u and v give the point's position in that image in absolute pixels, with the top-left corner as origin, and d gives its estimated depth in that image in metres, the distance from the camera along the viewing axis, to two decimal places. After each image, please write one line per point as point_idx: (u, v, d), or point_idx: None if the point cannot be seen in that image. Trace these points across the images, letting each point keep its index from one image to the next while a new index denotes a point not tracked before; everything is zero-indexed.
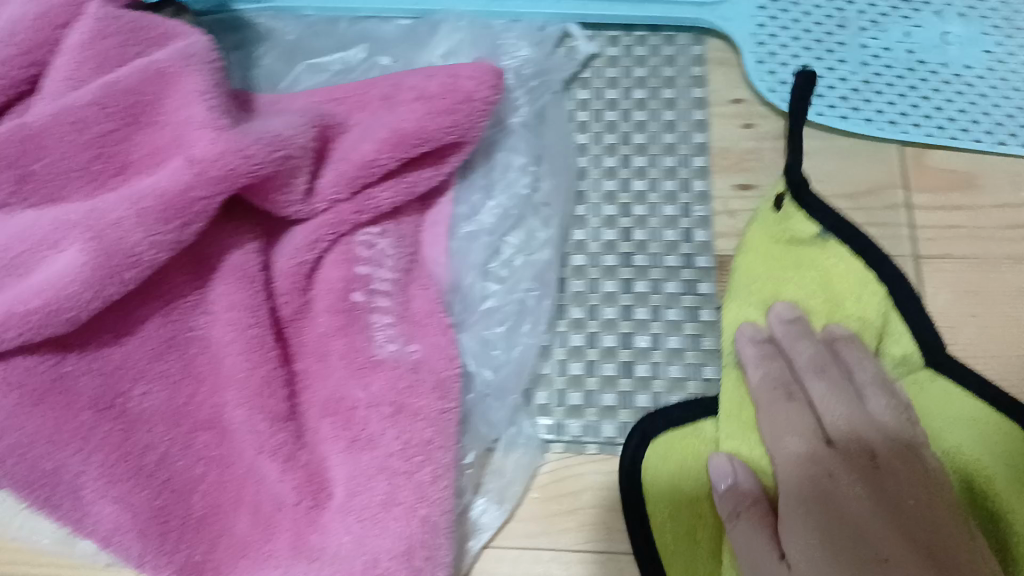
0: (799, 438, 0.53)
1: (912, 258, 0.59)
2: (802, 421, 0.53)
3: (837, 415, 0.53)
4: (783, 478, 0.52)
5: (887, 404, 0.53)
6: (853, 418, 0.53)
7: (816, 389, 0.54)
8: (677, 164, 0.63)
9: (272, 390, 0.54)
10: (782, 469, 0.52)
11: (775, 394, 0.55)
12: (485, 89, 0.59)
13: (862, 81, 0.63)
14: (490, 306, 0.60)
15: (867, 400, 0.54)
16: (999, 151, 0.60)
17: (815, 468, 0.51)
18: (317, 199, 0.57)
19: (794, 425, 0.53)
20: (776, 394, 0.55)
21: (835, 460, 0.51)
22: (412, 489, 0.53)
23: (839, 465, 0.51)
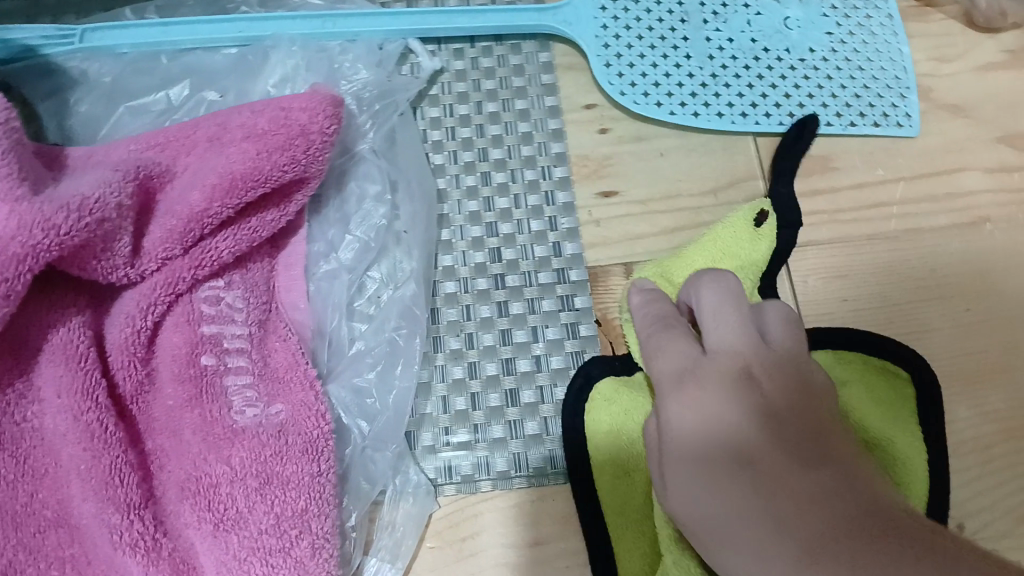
0: (682, 374, 0.48)
1: (780, 248, 0.64)
2: (682, 349, 0.50)
3: (720, 330, 0.49)
4: (662, 398, 0.49)
5: (786, 329, 0.49)
6: (737, 337, 0.48)
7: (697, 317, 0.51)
8: (537, 177, 0.65)
9: (121, 476, 0.48)
10: (663, 385, 0.49)
11: (659, 326, 0.53)
12: (322, 119, 0.56)
13: (709, 75, 0.68)
14: (359, 350, 0.58)
15: (766, 331, 0.49)
16: (824, 131, 0.67)
17: (702, 395, 0.46)
18: (146, 258, 0.53)
19: (674, 357, 0.50)
20: (657, 331, 0.52)
21: (717, 388, 0.46)
22: (292, 567, 0.48)
23: (750, 432, 0.44)
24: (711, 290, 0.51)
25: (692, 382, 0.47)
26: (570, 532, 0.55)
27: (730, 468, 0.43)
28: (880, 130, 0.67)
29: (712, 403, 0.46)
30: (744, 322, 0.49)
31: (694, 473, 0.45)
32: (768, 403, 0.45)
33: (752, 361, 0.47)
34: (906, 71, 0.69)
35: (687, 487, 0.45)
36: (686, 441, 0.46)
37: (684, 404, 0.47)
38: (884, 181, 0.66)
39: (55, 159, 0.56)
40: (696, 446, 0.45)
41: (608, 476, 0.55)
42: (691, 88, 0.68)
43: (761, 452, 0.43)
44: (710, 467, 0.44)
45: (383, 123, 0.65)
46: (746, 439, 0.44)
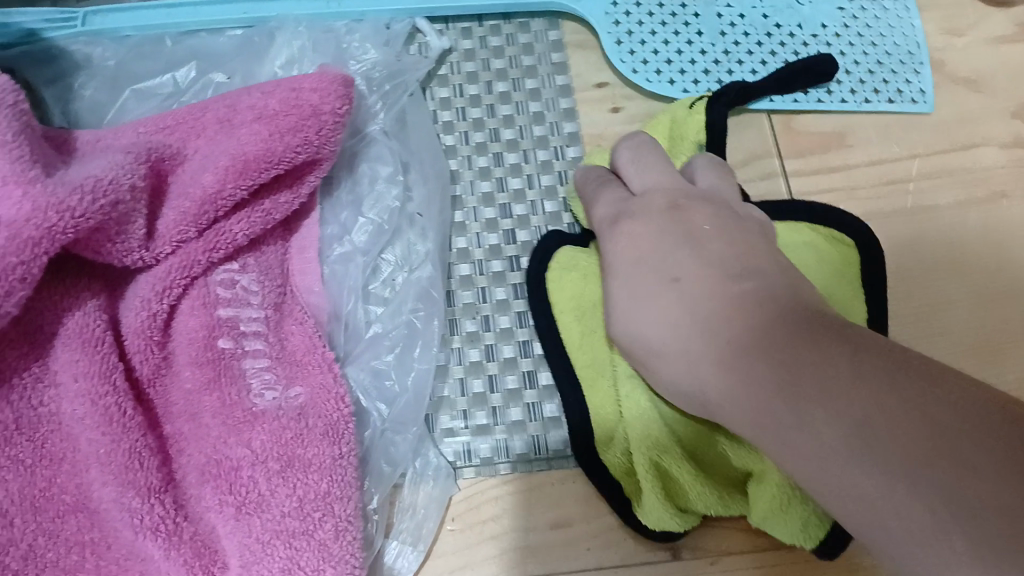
0: (615, 221, 0.53)
1: None
2: (617, 199, 0.54)
3: (644, 176, 0.54)
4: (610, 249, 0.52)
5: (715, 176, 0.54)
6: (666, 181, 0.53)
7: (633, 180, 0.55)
8: (550, 157, 0.65)
9: (141, 460, 0.48)
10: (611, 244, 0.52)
11: (602, 195, 0.55)
12: (334, 99, 0.55)
13: (722, 51, 0.68)
14: (376, 333, 0.57)
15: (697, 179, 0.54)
16: (838, 108, 0.66)
17: (648, 239, 0.49)
18: (160, 242, 0.52)
19: (609, 202, 0.54)
20: (598, 194, 0.56)
21: (649, 218, 0.50)
22: (316, 550, 0.47)
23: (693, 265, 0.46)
24: (635, 147, 0.56)
25: (627, 220, 0.52)
26: (592, 514, 0.54)
27: (669, 291, 0.46)
28: (894, 107, 0.66)
29: (655, 250, 0.49)
30: (666, 173, 0.54)
31: (640, 304, 0.48)
32: (696, 226, 0.49)
33: (675, 196, 0.52)
34: (919, 47, 0.68)
35: (635, 311, 0.48)
36: (628, 272, 0.49)
37: (624, 239, 0.51)
38: (900, 158, 0.65)
39: (63, 142, 0.55)
40: (685, 336, 0.45)
41: (568, 320, 0.57)
42: (703, 65, 0.67)
43: (700, 277, 0.46)
44: (652, 293, 0.47)
45: (393, 104, 0.64)
46: (679, 261, 0.47)
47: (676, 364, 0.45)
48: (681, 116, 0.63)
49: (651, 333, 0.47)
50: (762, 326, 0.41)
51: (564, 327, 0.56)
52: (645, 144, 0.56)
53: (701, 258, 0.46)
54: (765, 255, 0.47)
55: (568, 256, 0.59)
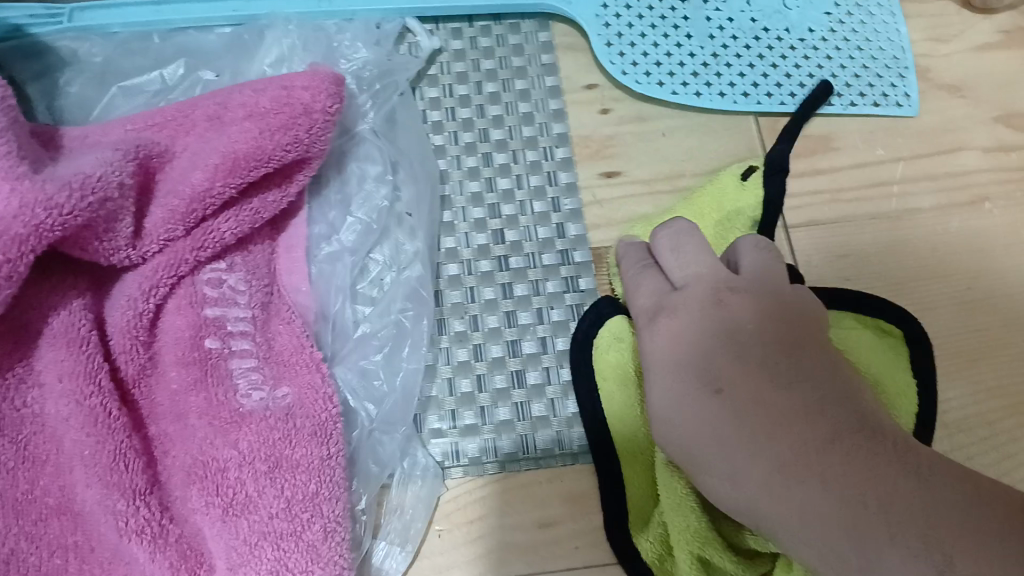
0: (653, 311, 0.52)
1: (782, 228, 0.64)
2: (655, 285, 0.53)
3: (685, 266, 0.52)
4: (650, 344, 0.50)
5: (763, 257, 0.52)
6: (710, 266, 0.51)
7: (670, 261, 0.53)
8: (539, 158, 0.65)
9: (126, 461, 0.47)
10: (648, 335, 0.51)
11: (640, 272, 0.54)
12: (325, 98, 0.55)
13: (710, 55, 0.68)
14: (365, 332, 0.57)
15: (742, 261, 0.52)
16: (824, 112, 0.67)
17: (695, 340, 0.48)
18: (147, 240, 0.52)
19: (648, 294, 0.53)
20: (636, 272, 0.55)
21: (692, 318, 0.49)
22: (304, 552, 0.47)
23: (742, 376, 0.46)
24: (676, 232, 0.54)
25: (665, 315, 0.50)
26: (579, 514, 0.54)
27: (704, 392, 0.46)
28: (880, 110, 0.67)
29: (700, 350, 0.48)
30: (709, 258, 0.52)
31: (676, 410, 0.47)
32: (737, 323, 0.48)
33: (718, 284, 0.50)
34: (904, 51, 0.69)
35: (664, 401, 0.48)
36: (662, 368, 0.49)
37: (659, 334, 0.50)
38: (885, 161, 0.66)
39: (50, 138, 0.55)
40: (722, 438, 0.45)
41: (610, 389, 0.55)
42: (692, 68, 0.67)
43: (738, 378, 0.46)
44: (686, 390, 0.47)
45: (383, 103, 0.64)
46: (717, 361, 0.47)
47: (703, 460, 0.46)
48: (731, 190, 0.62)
49: (674, 418, 0.47)
50: (786, 420, 0.43)
51: (604, 395, 0.55)
52: (684, 226, 0.54)
53: (742, 363, 0.46)
54: (808, 347, 0.46)
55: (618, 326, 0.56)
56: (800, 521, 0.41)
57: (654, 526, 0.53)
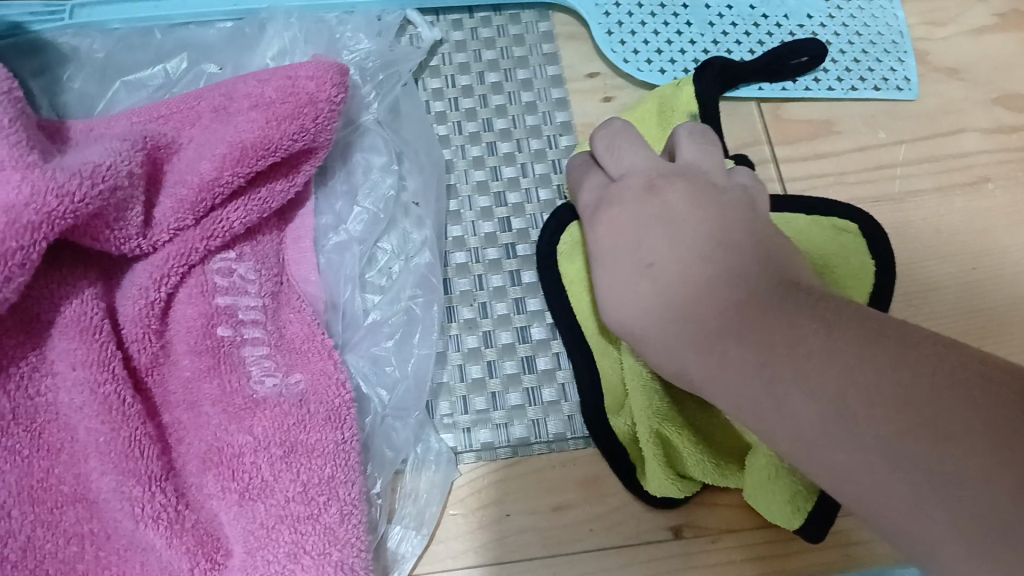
0: (597, 209, 0.52)
1: None
2: (598, 182, 0.54)
3: (622, 159, 0.53)
4: (594, 240, 0.51)
5: (699, 147, 0.53)
6: (642, 159, 0.52)
7: (609, 160, 0.54)
8: (543, 147, 0.65)
9: (141, 448, 0.47)
10: (594, 232, 0.51)
11: (588, 175, 0.55)
12: (330, 87, 0.55)
13: (711, 41, 0.68)
14: (375, 320, 0.58)
15: (680, 151, 0.53)
16: (826, 97, 0.67)
17: (632, 226, 0.49)
18: (157, 229, 0.52)
19: (591, 190, 0.54)
20: (584, 171, 0.56)
21: (631, 206, 0.50)
22: (322, 535, 0.47)
23: (678, 250, 0.46)
24: (610, 133, 0.54)
25: (608, 208, 0.51)
26: (594, 496, 0.54)
27: (646, 278, 0.46)
28: (880, 94, 0.67)
29: (640, 231, 0.48)
30: (643, 152, 0.53)
31: (621, 294, 0.47)
32: (677, 210, 0.48)
33: (654, 174, 0.51)
34: (902, 36, 0.69)
35: (618, 301, 0.48)
36: (609, 262, 0.49)
37: (602, 230, 0.50)
38: (886, 144, 0.67)
39: (56, 131, 0.55)
40: (665, 324, 0.44)
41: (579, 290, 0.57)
42: (693, 55, 0.68)
43: (676, 260, 0.45)
44: (643, 293, 0.46)
45: (387, 93, 0.64)
46: (665, 252, 0.46)
47: (658, 350, 0.45)
48: (669, 92, 0.63)
49: (632, 327, 0.47)
50: (739, 306, 0.41)
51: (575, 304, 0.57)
52: (626, 131, 0.54)
53: (675, 238, 0.46)
54: (758, 234, 0.46)
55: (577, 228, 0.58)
56: (774, 412, 0.38)
57: (627, 408, 0.54)
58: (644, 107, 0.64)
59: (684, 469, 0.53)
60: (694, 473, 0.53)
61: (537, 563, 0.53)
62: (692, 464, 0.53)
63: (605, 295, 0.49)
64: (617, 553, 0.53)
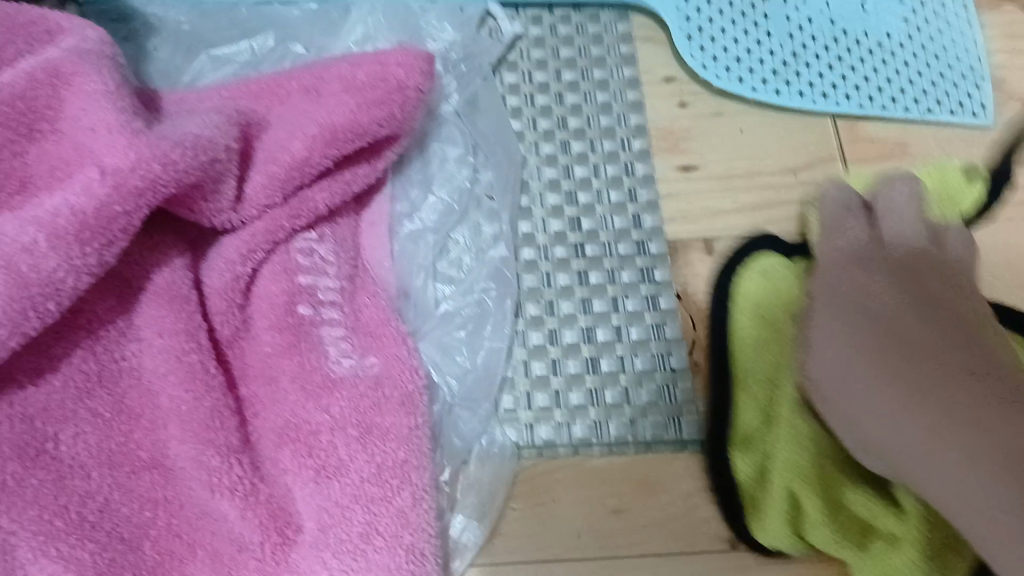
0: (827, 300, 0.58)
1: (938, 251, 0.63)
2: (853, 230, 0.61)
3: (896, 225, 0.61)
4: (823, 285, 0.59)
5: (959, 241, 0.61)
6: (899, 235, 0.61)
7: (882, 218, 0.62)
8: (616, 148, 0.66)
9: (221, 419, 0.48)
10: (823, 278, 0.60)
11: (842, 211, 0.62)
12: (417, 75, 0.56)
13: (790, 54, 0.69)
14: (447, 310, 0.58)
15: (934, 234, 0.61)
16: (901, 117, 0.68)
17: (868, 281, 0.58)
18: (248, 205, 0.52)
19: (843, 237, 0.61)
20: (836, 208, 0.62)
21: (856, 276, 0.58)
22: (394, 517, 0.47)
23: (892, 304, 0.56)
24: (887, 191, 0.63)
25: (844, 263, 0.60)
26: (653, 499, 0.55)
27: (857, 320, 0.56)
28: (954, 119, 0.68)
29: (867, 287, 0.57)
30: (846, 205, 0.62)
31: (824, 333, 0.56)
32: (913, 287, 0.57)
33: (898, 254, 0.60)
34: (980, 61, 0.69)
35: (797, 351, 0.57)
36: (828, 309, 0.57)
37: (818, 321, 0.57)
38: (957, 168, 0.66)
39: (150, 101, 0.56)
40: (873, 355, 0.54)
41: (742, 320, 0.60)
42: (771, 66, 0.68)
43: (898, 320, 0.55)
44: (842, 326, 0.56)
45: (467, 86, 0.65)
46: (865, 292, 0.57)
47: (835, 388, 0.54)
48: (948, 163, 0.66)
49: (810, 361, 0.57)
50: (925, 360, 0.52)
51: (736, 327, 0.59)
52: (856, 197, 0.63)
53: (906, 307, 0.55)
54: (968, 319, 0.54)
55: (767, 262, 0.62)
56: (891, 418, 0.51)
57: (759, 450, 0.56)
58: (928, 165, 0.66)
59: (806, 531, 0.54)
60: (814, 540, 0.53)
61: (597, 563, 0.53)
62: (819, 530, 0.53)
63: (817, 329, 0.57)
64: (675, 558, 0.54)
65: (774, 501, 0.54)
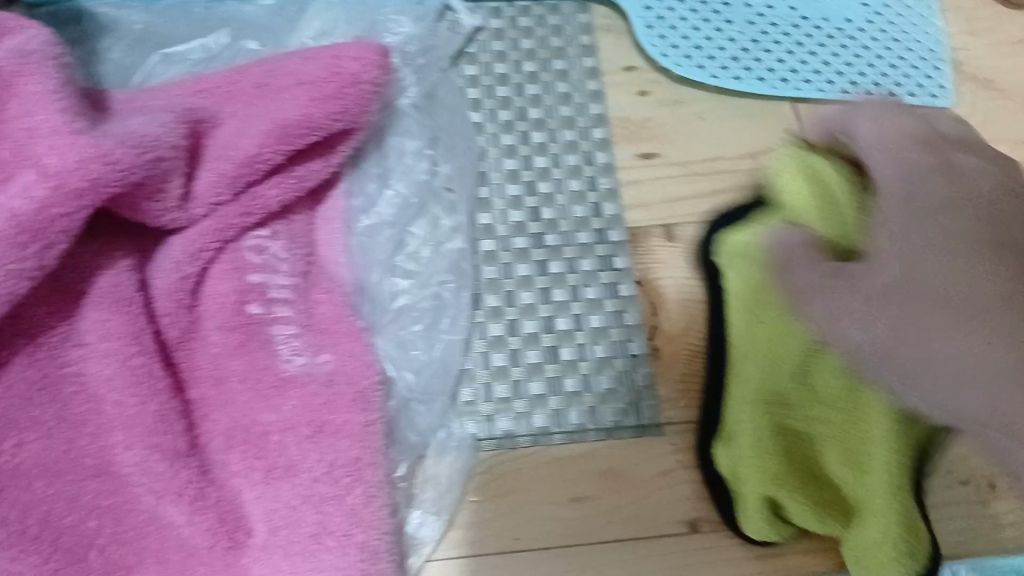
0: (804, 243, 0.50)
1: None
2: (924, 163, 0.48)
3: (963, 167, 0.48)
4: (877, 229, 0.48)
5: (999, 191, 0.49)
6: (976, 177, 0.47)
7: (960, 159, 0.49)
8: (576, 137, 0.65)
9: (168, 423, 0.48)
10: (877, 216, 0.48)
11: (894, 159, 0.49)
12: (374, 69, 0.55)
13: (751, 40, 0.68)
14: (404, 304, 0.58)
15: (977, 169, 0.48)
16: (863, 101, 0.67)
17: (928, 231, 0.45)
18: (195, 203, 0.52)
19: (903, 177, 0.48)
20: (902, 149, 0.50)
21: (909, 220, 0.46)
22: (345, 515, 0.47)
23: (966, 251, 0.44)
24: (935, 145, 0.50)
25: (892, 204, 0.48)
26: (613, 488, 0.55)
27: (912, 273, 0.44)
28: (914, 101, 0.68)
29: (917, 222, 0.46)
30: (895, 158, 0.49)
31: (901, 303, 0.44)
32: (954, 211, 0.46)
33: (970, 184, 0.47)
34: (938, 45, 0.70)
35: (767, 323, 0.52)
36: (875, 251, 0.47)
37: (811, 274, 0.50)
38: None
39: (98, 101, 0.55)
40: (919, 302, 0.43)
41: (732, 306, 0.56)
42: (732, 53, 0.68)
43: (961, 261, 0.44)
44: (890, 268, 0.45)
45: (426, 78, 0.65)
46: (927, 243, 0.45)
47: (941, 380, 0.42)
48: None
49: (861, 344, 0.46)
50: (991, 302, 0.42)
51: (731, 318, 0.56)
52: (890, 130, 0.51)
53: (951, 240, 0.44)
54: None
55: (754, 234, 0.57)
56: (964, 385, 0.41)
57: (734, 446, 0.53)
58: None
59: (786, 516, 0.53)
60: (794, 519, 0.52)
61: (559, 553, 0.53)
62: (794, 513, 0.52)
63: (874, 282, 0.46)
64: (637, 546, 0.53)
65: (748, 493, 0.52)
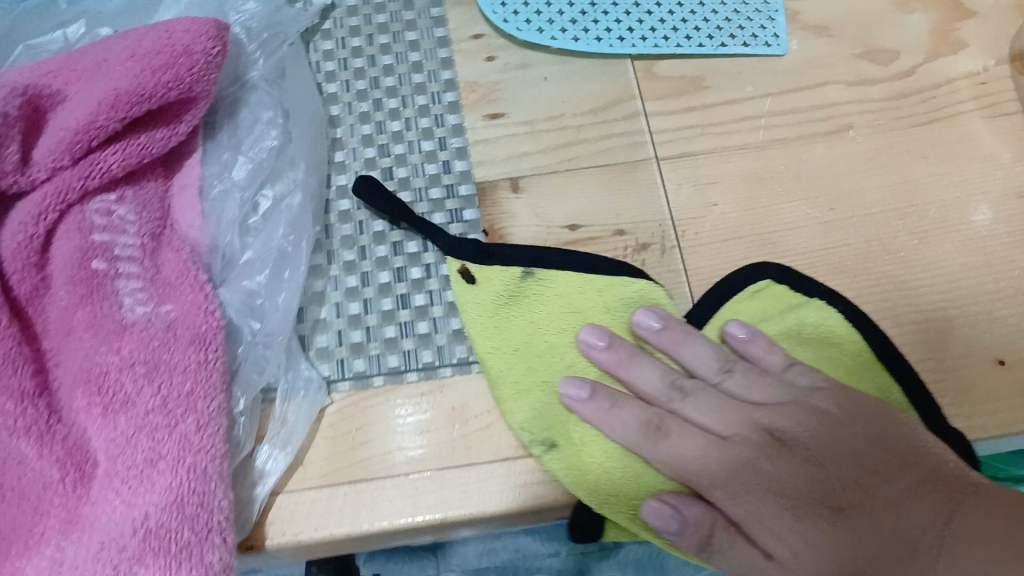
0: (653, 428, 0.54)
1: (788, 160, 0.69)
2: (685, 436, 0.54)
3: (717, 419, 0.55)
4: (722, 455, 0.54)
5: (751, 381, 0.57)
6: (722, 424, 0.55)
7: (691, 408, 0.56)
8: (428, 102, 0.69)
9: (15, 366, 0.50)
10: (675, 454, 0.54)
11: (646, 436, 0.54)
12: (204, 40, 0.59)
13: (589, 4, 0.73)
14: (250, 258, 0.60)
15: (737, 389, 0.57)
16: (698, 53, 0.72)
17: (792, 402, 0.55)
18: (35, 168, 0.56)
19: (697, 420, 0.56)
20: (650, 441, 0.54)
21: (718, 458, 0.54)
22: (176, 441, 0.49)
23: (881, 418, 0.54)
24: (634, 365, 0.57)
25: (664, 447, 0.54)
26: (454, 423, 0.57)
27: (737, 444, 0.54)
28: (749, 50, 0.72)
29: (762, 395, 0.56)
30: (631, 413, 0.55)
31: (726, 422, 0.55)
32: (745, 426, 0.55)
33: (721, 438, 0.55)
34: None
35: (677, 445, 0.54)
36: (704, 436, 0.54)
37: (694, 403, 0.56)
38: (754, 96, 0.71)
39: None
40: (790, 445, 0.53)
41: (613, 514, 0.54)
42: (571, 16, 0.72)
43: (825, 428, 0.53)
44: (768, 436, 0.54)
45: (272, 52, 0.68)
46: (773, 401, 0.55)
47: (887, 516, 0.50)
48: (920, 106, 0.71)
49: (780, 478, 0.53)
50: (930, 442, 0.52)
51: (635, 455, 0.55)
52: (628, 349, 0.57)
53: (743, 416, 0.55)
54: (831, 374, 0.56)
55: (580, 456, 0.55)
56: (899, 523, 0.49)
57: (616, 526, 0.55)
58: (882, 108, 0.71)
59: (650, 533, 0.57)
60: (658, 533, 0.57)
61: (406, 481, 0.55)
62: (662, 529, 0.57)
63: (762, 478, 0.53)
64: (481, 469, 0.56)
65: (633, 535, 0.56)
